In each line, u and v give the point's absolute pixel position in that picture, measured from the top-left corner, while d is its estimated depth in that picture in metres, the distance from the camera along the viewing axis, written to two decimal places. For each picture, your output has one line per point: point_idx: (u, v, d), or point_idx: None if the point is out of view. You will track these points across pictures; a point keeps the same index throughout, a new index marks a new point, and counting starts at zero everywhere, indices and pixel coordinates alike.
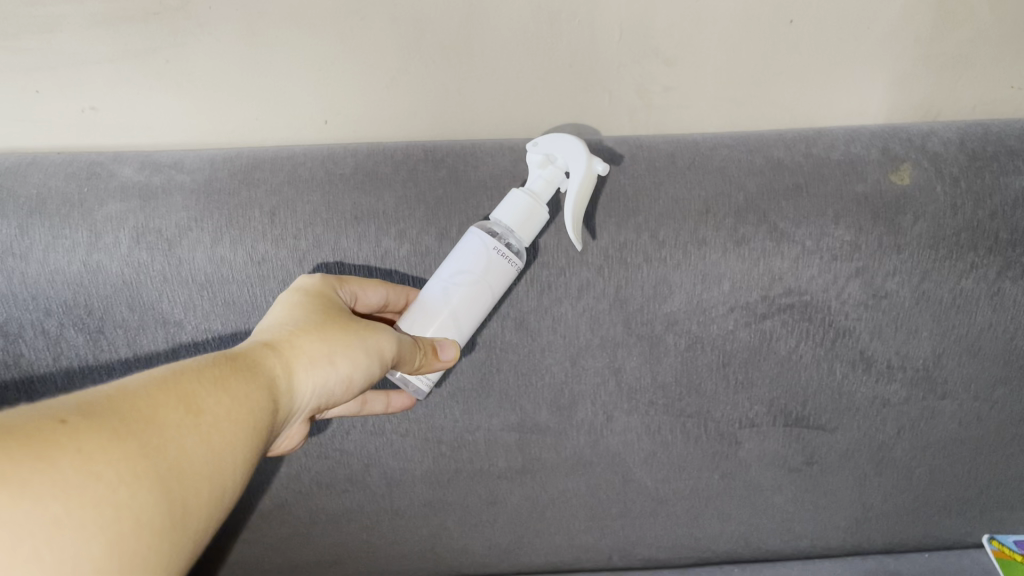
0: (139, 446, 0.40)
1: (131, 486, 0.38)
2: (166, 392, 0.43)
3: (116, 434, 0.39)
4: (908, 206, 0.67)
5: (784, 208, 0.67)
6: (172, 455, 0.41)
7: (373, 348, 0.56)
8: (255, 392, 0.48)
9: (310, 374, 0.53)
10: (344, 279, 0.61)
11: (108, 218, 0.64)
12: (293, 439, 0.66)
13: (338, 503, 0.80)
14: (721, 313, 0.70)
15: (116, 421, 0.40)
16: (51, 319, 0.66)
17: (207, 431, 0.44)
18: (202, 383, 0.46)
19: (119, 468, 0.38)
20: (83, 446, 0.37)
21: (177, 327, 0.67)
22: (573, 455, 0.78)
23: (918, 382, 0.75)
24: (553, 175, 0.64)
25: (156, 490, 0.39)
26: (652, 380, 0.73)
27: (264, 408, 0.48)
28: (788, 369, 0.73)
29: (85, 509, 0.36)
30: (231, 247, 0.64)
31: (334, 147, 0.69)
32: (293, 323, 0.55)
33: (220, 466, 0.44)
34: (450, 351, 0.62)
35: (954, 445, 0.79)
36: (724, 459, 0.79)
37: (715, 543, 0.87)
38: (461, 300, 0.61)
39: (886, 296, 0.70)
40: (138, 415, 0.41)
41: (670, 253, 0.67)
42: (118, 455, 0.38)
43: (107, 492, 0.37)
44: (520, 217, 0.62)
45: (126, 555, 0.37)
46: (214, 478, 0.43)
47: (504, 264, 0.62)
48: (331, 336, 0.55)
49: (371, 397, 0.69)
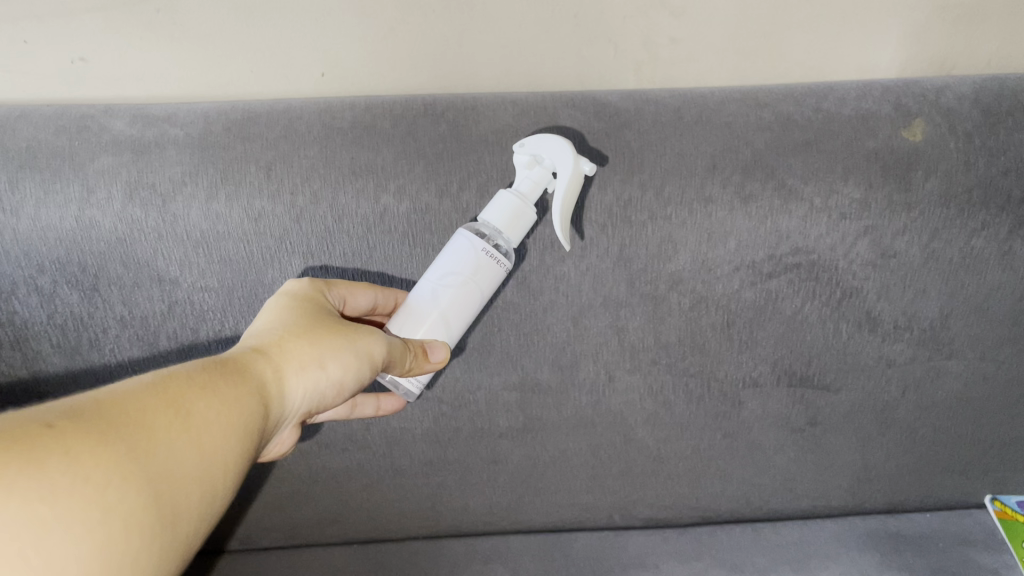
0: (127, 448, 0.40)
1: (118, 489, 0.39)
2: (154, 397, 0.44)
3: (102, 437, 0.40)
4: (920, 163, 0.65)
5: (792, 164, 0.65)
6: (159, 458, 0.42)
7: (362, 351, 0.57)
8: (245, 397, 0.49)
9: (300, 379, 0.54)
10: (332, 282, 0.62)
11: (100, 172, 0.63)
12: (284, 446, 0.65)
13: (338, 462, 0.79)
14: (726, 272, 0.69)
15: (103, 425, 0.40)
16: (44, 276, 0.65)
17: (195, 433, 0.45)
18: (191, 387, 0.47)
19: (107, 470, 0.39)
20: (69, 449, 0.38)
21: (172, 285, 0.66)
22: (574, 415, 0.78)
23: (924, 342, 0.74)
24: (541, 176, 0.63)
25: (142, 492, 0.40)
26: (655, 340, 0.73)
27: (252, 412, 0.49)
28: (793, 330, 0.72)
29: (71, 512, 0.36)
30: (227, 203, 0.63)
31: (331, 100, 0.67)
32: (281, 328, 0.56)
33: (209, 467, 0.45)
34: (440, 353, 0.62)
35: (958, 406, 0.79)
36: (726, 419, 0.79)
37: (716, 505, 0.87)
38: (450, 302, 0.62)
39: (894, 256, 0.69)
40: (126, 419, 0.42)
41: (675, 211, 0.66)
42: (105, 459, 0.39)
43: (94, 494, 0.37)
44: (506, 220, 0.61)
45: (112, 558, 0.37)
46: (200, 481, 0.44)
47: (492, 265, 0.62)
48: (320, 341, 0.56)
49: (362, 401, 0.70)
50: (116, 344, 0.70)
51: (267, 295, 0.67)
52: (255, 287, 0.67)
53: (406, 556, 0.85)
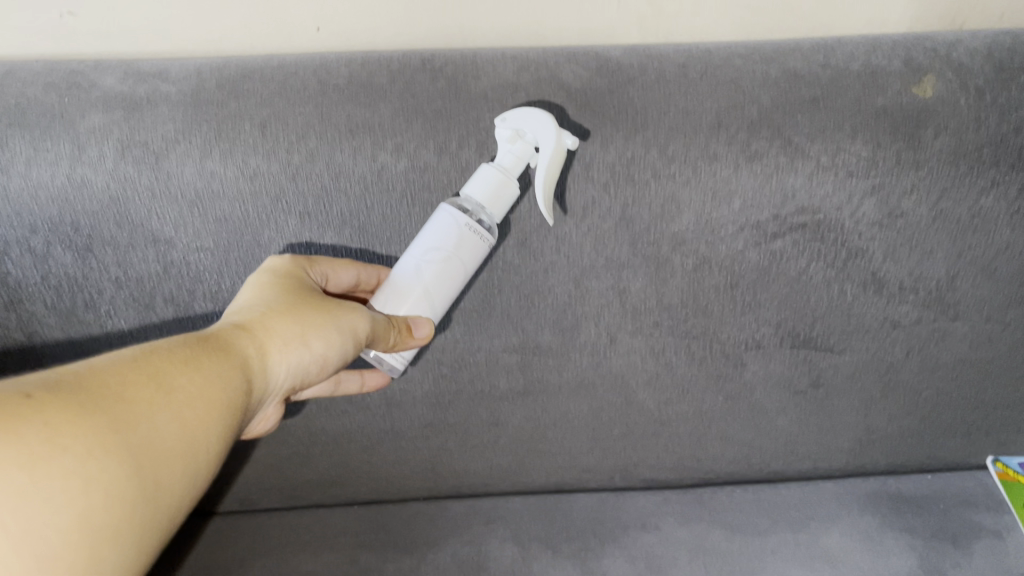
0: (108, 421, 0.41)
1: (100, 460, 0.40)
2: (138, 371, 0.45)
3: (84, 409, 0.40)
4: (929, 121, 0.64)
5: (799, 122, 0.64)
6: (142, 431, 0.43)
7: (345, 328, 0.58)
8: (229, 372, 0.50)
9: (283, 356, 0.55)
10: (314, 260, 0.62)
11: (92, 129, 0.61)
12: (267, 422, 0.66)
13: (338, 424, 0.79)
14: (731, 233, 0.68)
15: (86, 396, 0.41)
16: (37, 236, 0.64)
17: (177, 408, 0.46)
18: (175, 362, 0.48)
19: (88, 441, 0.39)
20: (51, 419, 0.38)
21: (167, 245, 0.65)
22: (575, 377, 0.77)
23: (930, 304, 0.73)
24: (523, 150, 0.61)
25: (125, 463, 0.41)
26: (658, 301, 0.72)
27: (236, 387, 0.50)
28: (797, 291, 0.72)
29: (53, 481, 0.37)
30: (221, 161, 0.62)
31: (327, 55, 0.66)
32: (265, 303, 0.57)
33: (191, 441, 0.46)
34: (423, 329, 0.62)
35: (962, 368, 0.78)
36: (728, 381, 0.78)
37: (719, 465, 0.86)
38: (434, 278, 0.61)
39: (901, 216, 0.68)
40: (109, 391, 0.43)
41: (679, 169, 0.64)
42: (88, 429, 0.40)
43: (76, 465, 0.39)
44: (491, 196, 0.60)
45: (92, 527, 0.39)
46: (183, 452, 0.45)
47: (476, 240, 0.61)
48: (303, 318, 0.57)
49: (346, 377, 0.71)
50: (112, 306, 0.69)
51: (263, 255, 0.66)
52: (251, 247, 0.66)
53: (406, 518, 0.85)
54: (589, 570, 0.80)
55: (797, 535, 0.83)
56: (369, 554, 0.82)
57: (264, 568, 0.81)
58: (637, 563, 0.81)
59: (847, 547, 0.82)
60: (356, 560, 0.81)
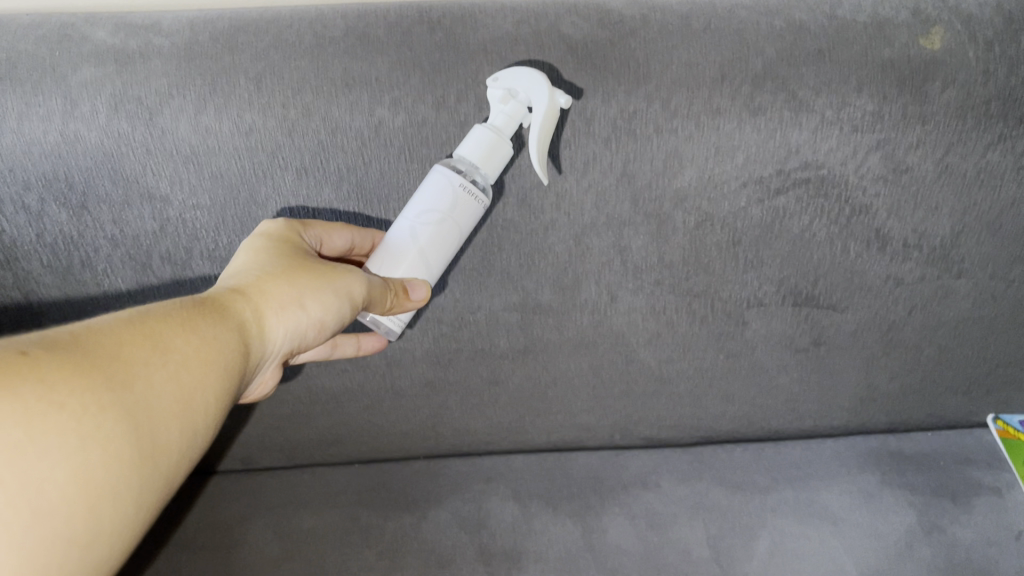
0: (104, 379, 0.41)
1: (95, 417, 0.40)
2: (133, 331, 0.45)
3: (80, 366, 0.40)
4: (937, 74, 0.63)
5: (805, 75, 0.62)
6: (137, 391, 0.43)
7: (342, 290, 0.58)
8: (226, 334, 0.50)
9: (280, 319, 0.55)
10: (308, 223, 0.61)
11: (83, 83, 0.60)
12: (265, 388, 0.66)
13: (338, 383, 0.79)
14: (733, 188, 0.67)
15: (81, 354, 0.41)
16: (31, 193, 0.63)
17: (173, 369, 0.46)
18: (170, 323, 0.47)
19: (82, 399, 0.39)
20: (45, 376, 0.38)
21: (163, 203, 0.65)
22: (576, 335, 0.77)
23: (934, 261, 0.72)
24: (516, 111, 0.61)
25: (120, 422, 0.41)
26: (659, 259, 0.71)
27: (231, 350, 0.50)
28: (800, 248, 0.71)
29: (47, 438, 0.37)
30: (216, 116, 0.61)
31: (322, 8, 0.64)
32: (261, 266, 0.57)
33: (187, 402, 0.46)
34: (421, 291, 0.62)
35: (965, 326, 0.78)
36: (730, 339, 0.78)
37: (720, 424, 0.86)
38: (428, 239, 0.61)
39: (907, 171, 0.67)
40: (103, 350, 0.42)
41: (682, 124, 0.63)
42: (83, 387, 0.40)
43: (71, 422, 0.38)
44: (484, 156, 0.60)
45: (88, 483, 0.39)
46: (178, 413, 0.45)
47: (471, 201, 0.61)
48: (299, 280, 0.57)
49: (341, 340, 0.71)
50: (108, 265, 0.68)
51: (260, 212, 0.66)
52: (248, 204, 0.65)
53: (407, 476, 0.85)
54: (590, 528, 0.80)
55: (797, 493, 0.83)
56: (370, 512, 0.82)
57: (266, 526, 0.81)
58: (638, 521, 0.81)
59: (846, 504, 0.82)
60: (358, 518, 0.81)
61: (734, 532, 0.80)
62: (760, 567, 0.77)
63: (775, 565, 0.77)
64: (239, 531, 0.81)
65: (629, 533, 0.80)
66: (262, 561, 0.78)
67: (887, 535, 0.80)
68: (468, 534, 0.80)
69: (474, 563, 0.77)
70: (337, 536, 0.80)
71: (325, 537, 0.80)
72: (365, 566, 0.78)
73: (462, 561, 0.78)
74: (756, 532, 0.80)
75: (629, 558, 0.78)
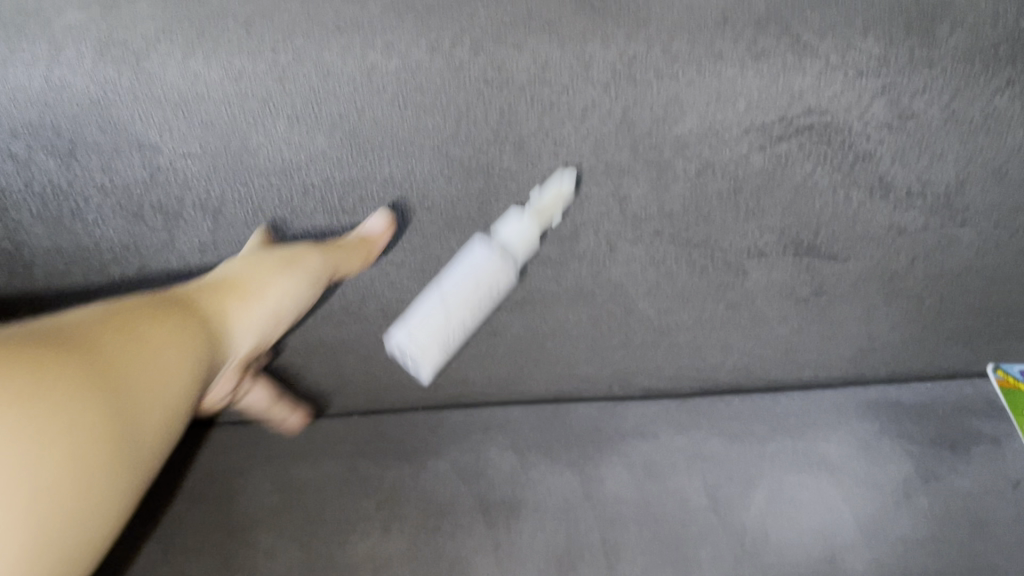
0: (71, 383, 0.53)
1: (54, 436, 0.51)
2: (102, 331, 0.58)
3: (46, 370, 0.53)
4: (946, 15, 0.63)
5: (809, 18, 0.62)
6: (118, 391, 0.56)
7: (316, 274, 0.68)
8: (180, 349, 0.62)
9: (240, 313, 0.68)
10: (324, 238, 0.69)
11: (68, 28, 0.61)
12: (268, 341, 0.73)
13: (336, 334, 0.78)
14: (735, 135, 0.66)
15: (45, 360, 0.53)
16: (18, 141, 0.62)
17: (148, 385, 0.58)
18: (133, 336, 0.60)
19: (24, 426, 0.50)
20: (16, 387, 0.51)
21: (153, 151, 0.63)
22: (574, 286, 0.76)
23: (938, 210, 0.71)
24: (555, 201, 0.67)
25: (77, 445, 0.52)
26: (659, 208, 0.70)
27: (193, 363, 0.63)
28: (802, 196, 0.70)
29: (15, 442, 0.49)
30: (205, 62, 0.61)
31: None
32: (248, 254, 0.68)
33: (139, 420, 0.57)
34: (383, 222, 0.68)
35: (967, 276, 0.77)
36: (729, 290, 0.77)
37: (719, 374, 0.85)
38: (461, 286, 0.71)
39: (913, 117, 0.65)
40: (74, 351, 0.55)
41: (682, 69, 0.62)
42: (44, 393, 0.52)
43: (28, 444, 0.50)
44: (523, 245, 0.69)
45: (38, 482, 0.50)
46: (145, 432, 0.58)
47: (505, 273, 0.71)
48: (274, 267, 0.67)
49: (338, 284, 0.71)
50: (98, 214, 0.67)
51: (252, 160, 0.65)
52: (239, 152, 0.64)
53: (405, 426, 0.84)
54: (588, 478, 0.80)
55: (796, 443, 0.83)
56: (368, 463, 0.81)
57: (264, 476, 0.81)
58: (636, 470, 0.81)
59: (844, 454, 0.82)
60: (356, 469, 0.81)
61: (731, 481, 0.80)
62: (758, 515, 0.78)
63: (772, 513, 0.78)
64: (237, 482, 0.80)
65: (627, 483, 0.80)
66: (260, 511, 0.78)
67: (884, 484, 0.80)
68: (467, 484, 0.80)
69: (472, 512, 0.78)
70: (335, 487, 0.80)
71: (323, 487, 0.80)
72: (363, 515, 0.78)
73: (461, 510, 0.78)
74: (753, 481, 0.80)
75: (627, 507, 0.78)
